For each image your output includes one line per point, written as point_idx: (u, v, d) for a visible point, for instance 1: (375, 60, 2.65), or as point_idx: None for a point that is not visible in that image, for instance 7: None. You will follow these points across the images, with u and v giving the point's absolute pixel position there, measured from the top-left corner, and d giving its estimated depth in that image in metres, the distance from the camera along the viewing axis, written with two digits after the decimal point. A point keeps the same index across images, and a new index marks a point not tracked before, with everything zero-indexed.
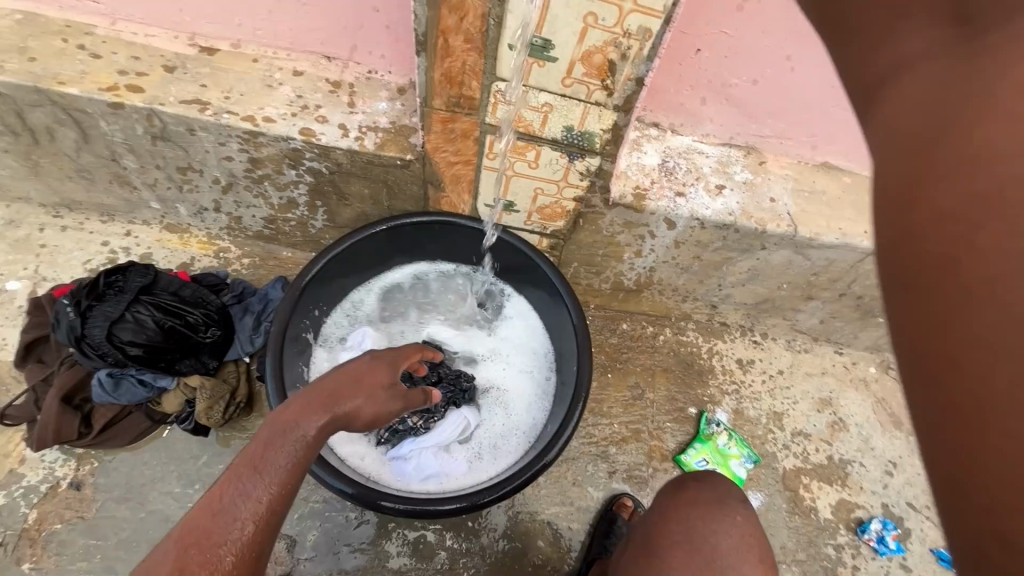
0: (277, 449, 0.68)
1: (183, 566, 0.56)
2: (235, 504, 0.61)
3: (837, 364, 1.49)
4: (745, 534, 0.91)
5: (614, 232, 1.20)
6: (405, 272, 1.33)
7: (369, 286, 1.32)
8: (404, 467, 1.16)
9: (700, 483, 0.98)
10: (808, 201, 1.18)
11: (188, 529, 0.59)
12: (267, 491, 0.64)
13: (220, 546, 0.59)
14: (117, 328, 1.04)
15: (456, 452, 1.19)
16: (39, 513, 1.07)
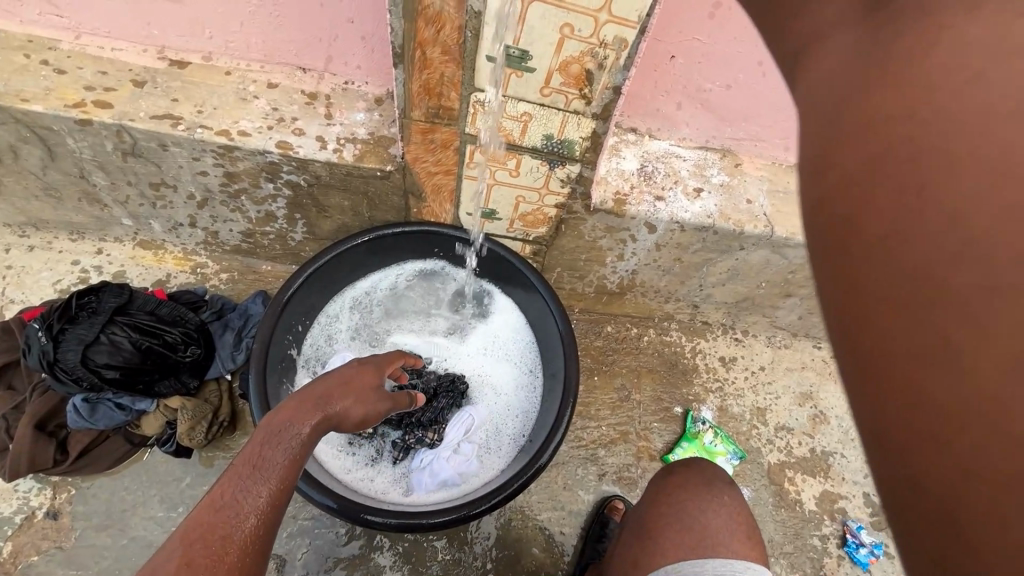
0: (273, 447, 0.66)
1: (189, 560, 0.53)
2: (237, 499, 0.59)
3: (816, 358, 1.53)
4: (734, 513, 0.92)
5: (596, 237, 1.21)
6: (379, 279, 1.31)
7: (346, 301, 1.29)
8: (421, 481, 1.14)
9: (688, 466, 1.00)
10: (784, 201, 1.20)
11: (191, 525, 0.56)
12: (267, 486, 0.62)
13: (226, 539, 0.56)
14: (92, 351, 1.00)
15: (468, 451, 1.17)
16: (14, 546, 1.03)
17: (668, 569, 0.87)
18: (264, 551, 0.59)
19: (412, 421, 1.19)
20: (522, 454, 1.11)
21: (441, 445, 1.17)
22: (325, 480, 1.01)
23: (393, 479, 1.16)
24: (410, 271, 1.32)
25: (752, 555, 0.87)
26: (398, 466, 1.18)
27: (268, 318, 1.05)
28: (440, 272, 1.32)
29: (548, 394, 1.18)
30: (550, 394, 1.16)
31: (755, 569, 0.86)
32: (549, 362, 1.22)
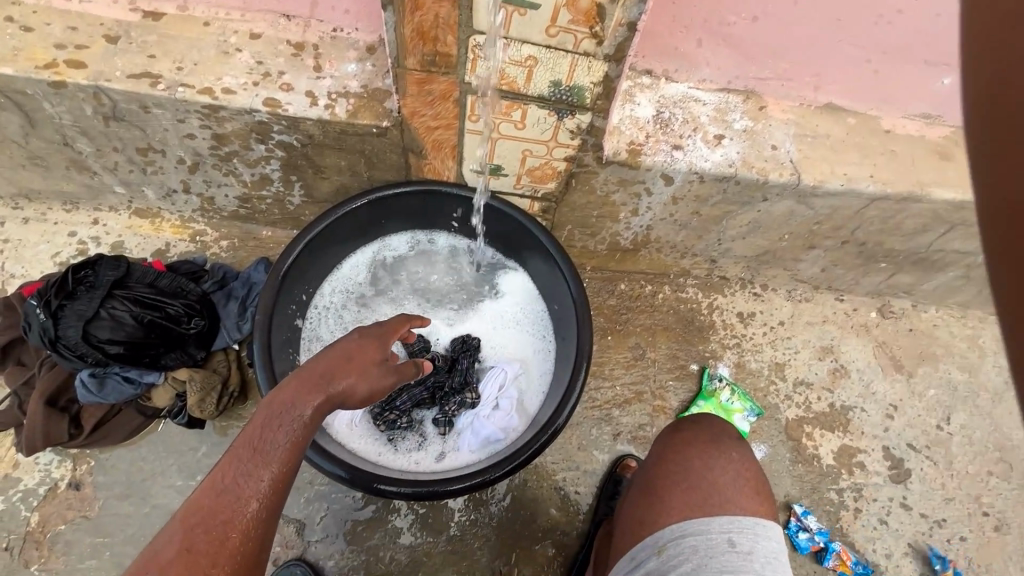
0: (275, 429, 0.64)
1: (189, 547, 0.54)
2: (238, 483, 0.59)
3: (838, 311, 1.47)
4: (743, 469, 0.84)
5: (608, 191, 1.14)
6: (370, 253, 1.27)
7: (339, 280, 1.25)
8: (473, 445, 1.15)
9: (694, 425, 0.93)
10: (812, 146, 1.11)
11: (191, 510, 0.57)
12: (266, 473, 0.61)
13: (226, 526, 0.57)
14: (94, 327, 0.98)
15: (506, 406, 1.16)
16: (41, 516, 1.06)
17: (674, 529, 0.79)
18: (266, 535, 0.59)
19: (442, 391, 1.17)
20: (548, 404, 1.10)
21: (480, 405, 1.17)
22: (340, 453, 1.01)
23: (449, 453, 1.15)
24: (399, 243, 1.27)
25: (762, 510, 0.80)
26: (449, 439, 1.16)
27: (270, 285, 1.01)
28: (431, 238, 1.28)
29: (563, 349, 1.15)
30: (563, 355, 1.15)
31: (765, 525, 0.79)
32: (559, 314, 1.18)
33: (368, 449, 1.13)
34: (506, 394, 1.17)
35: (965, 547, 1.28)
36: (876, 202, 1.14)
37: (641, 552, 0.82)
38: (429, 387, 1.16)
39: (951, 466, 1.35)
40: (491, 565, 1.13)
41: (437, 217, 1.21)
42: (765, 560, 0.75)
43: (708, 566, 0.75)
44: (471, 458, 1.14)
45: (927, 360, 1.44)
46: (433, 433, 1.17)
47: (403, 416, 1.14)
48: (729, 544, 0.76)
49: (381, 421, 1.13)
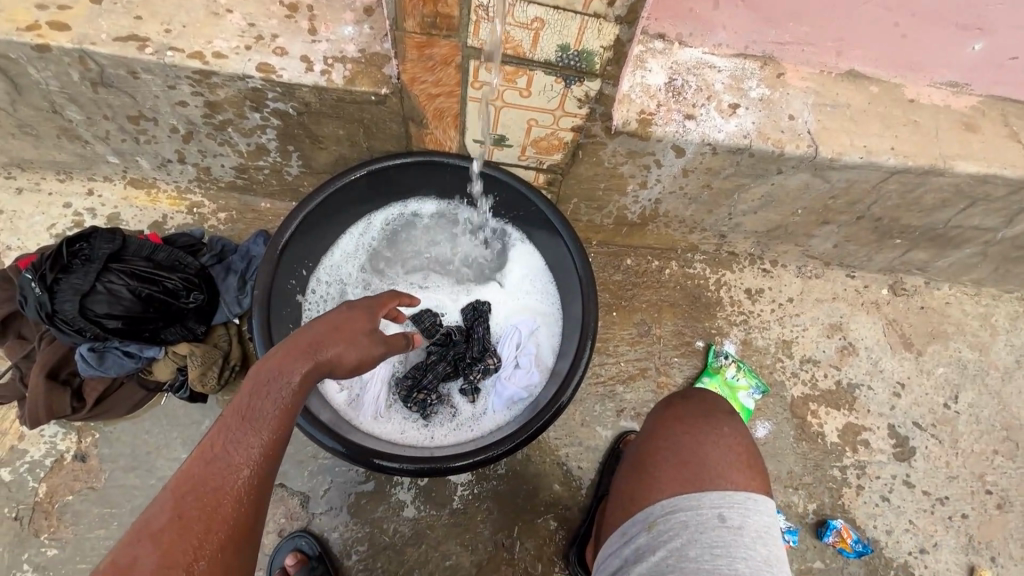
0: (263, 396, 0.62)
1: (182, 514, 0.53)
2: (228, 451, 0.58)
3: (849, 288, 1.44)
4: (734, 444, 0.82)
5: (617, 163, 1.10)
6: (361, 235, 1.24)
7: (335, 261, 1.22)
8: (499, 405, 1.15)
9: (687, 400, 0.91)
10: (831, 116, 1.06)
11: (182, 479, 0.56)
12: (258, 440, 0.60)
13: (219, 493, 0.56)
14: (91, 302, 0.97)
15: (526, 364, 1.15)
16: (49, 487, 1.07)
17: (664, 505, 0.77)
18: (261, 501, 0.59)
19: (463, 360, 1.16)
20: (564, 355, 1.09)
21: (502, 366, 1.17)
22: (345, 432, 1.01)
23: (480, 417, 1.16)
24: (387, 221, 1.25)
25: (754, 484, 0.78)
26: (474, 405, 1.16)
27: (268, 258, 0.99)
28: (419, 212, 1.25)
29: (571, 310, 1.13)
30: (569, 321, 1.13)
31: (757, 500, 0.76)
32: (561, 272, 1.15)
33: (400, 430, 1.13)
34: (526, 353, 1.16)
35: (967, 524, 1.28)
36: (896, 176, 1.09)
37: (632, 527, 0.80)
38: (451, 361, 1.16)
39: (956, 445, 1.34)
40: (494, 538, 1.14)
41: (422, 187, 1.18)
42: (756, 535, 0.73)
43: (698, 541, 0.73)
44: (498, 420, 1.15)
45: (938, 339, 1.42)
46: (463, 402, 1.17)
47: (432, 394, 1.13)
48: (719, 519, 0.74)
49: (411, 403, 1.13)
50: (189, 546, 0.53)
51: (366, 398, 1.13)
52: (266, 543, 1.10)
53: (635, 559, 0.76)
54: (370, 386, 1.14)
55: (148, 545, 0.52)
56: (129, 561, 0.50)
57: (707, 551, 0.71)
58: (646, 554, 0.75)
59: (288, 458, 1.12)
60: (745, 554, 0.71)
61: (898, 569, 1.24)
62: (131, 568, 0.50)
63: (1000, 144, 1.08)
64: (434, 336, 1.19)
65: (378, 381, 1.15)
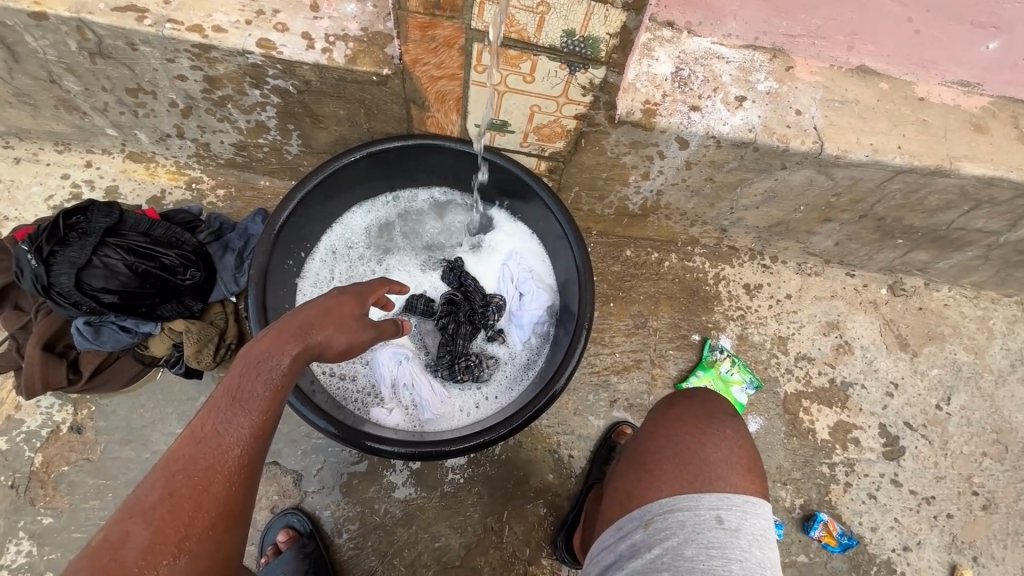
0: (253, 378, 0.62)
1: (173, 491, 0.54)
2: (219, 431, 0.58)
3: (848, 287, 1.44)
4: (735, 447, 0.82)
5: (620, 153, 1.08)
6: (322, 254, 1.19)
7: (314, 275, 1.18)
8: (525, 335, 1.20)
9: (689, 400, 0.92)
10: (839, 112, 1.04)
11: (172, 458, 0.56)
12: (249, 420, 0.60)
13: (209, 471, 0.56)
14: (87, 275, 0.97)
15: (530, 288, 1.18)
16: (45, 456, 1.08)
17: (662, 503, 0.78)
18: (251, 480, 0.59)
19: (476, 313, 1.19)
20: (565, 271, 1.14)
21: (510, 300, 1.21)
22: (388, 433, 1.01)
23: (519, 354, 1.20)
24: (341, 237, 1.22)
25: (753, 488, 0.78)
26: (505, 346, 1.21)
27: (265, 237, 0.98)
28: (388, 210, 1.24)
29: (551, 242, 1.16)
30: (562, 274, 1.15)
31: (754, 503, 0.77)
32: (528, 214, 1.18)
33: (466, 405, 1.15)
34: (524, 281, 1.19)
35: (951, 524, 1.29)
36: (902, 175, 1.07)
37: (629, 523, 0.80)
38: (466, 320, 1.18)
39: (946, 446, 1.35)
40: (483, 521, 1.15)
41: (370, 184, 1.17)
42: (752, 538, 0.74)
43: (694, 541, 0.73)
44: (531, 349, 1.20)
45: (934, 340, 1.42)
46: (502, 348, 1.21)
47: (470, 357, 1.16)
48: (717, 521, 0.74)
49: (460, 375, 1.15)
50: (180, 522, 0.53)
51: (420, 401, 1.12)
52: (258, 518, 1.12)
53: (631, 555, 0.77)
54: (417, 389, 1.12)
55: (140, 522, 0.52)
56: (121, 536, 0.52)
57: (703, 551, 0.72)
58: (641, 550, 0.76)
59: (282, 436, 1.13)
60: (740, 556, 0.72)
61: (881, 565, 1.25)
62: (123, 544, 0.51)
63: (1008, 146, 1.07)
64: (436, 312, 1.19)
65: (418, 378, 1.13)
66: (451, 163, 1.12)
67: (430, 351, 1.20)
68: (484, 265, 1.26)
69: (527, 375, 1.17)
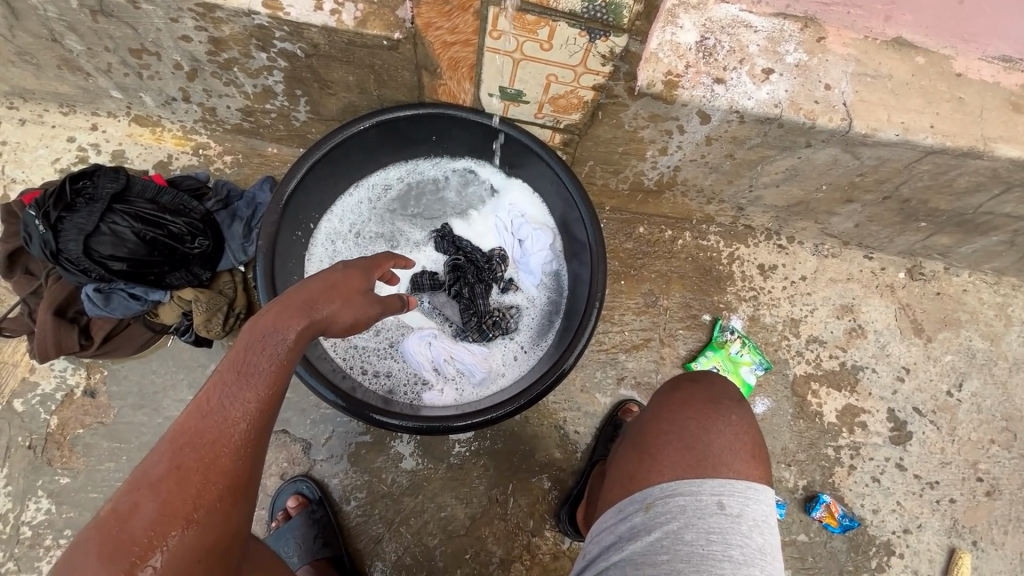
0: (258, 352, 0.62)
1: (179, 464, 0.54)
2: (225, 405, 0.58)
3: (864, 270, 1.41)
4: (739, 432, 0.82)
5: (639, 126, 1.04)
6: (325, 235, 1.17)
7: (320, 255, 1.16)
8: (537, 280, 1.20)
9: (695, 383, 0.91)
10: (870, 87, 0.99)
11: (179, 430, 0.56)
12: (255, 394, 0.59)
13: (215, 444, 0.56)
14: (95, 242, 0.96)
15: (527, 232, 1.18)
16: (60, 419, 1.10)
17: (664, 487, 0.78)
18: (258, 453, 0.59)
19: (483, 271, 1.18)
20: (560, 205, 1.12)
21: (509, 248, 1.21)
22: (448, 411, 1.03)
23: (537, 298, 1.20)
24: (341, 220, 1.19)
25: (756, 474, 0.78)
26: (520, 293, 1.21)
27: (275, 207, 0.97)
28: (389, 185, 1.21)
29: (547, 188, 1.12)
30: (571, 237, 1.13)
31: (758, 489, 0.77)
32: (523, 171, 1.15)
33: (508, 355, 1.16)
34: (519, 227, 1.19)
35: (953, 508, 1.30)
36: (932, 155, 1.03)
37: (629, 505, 0.80)
38: (477, 280, 1.17)
39: (954, 432, 1.34)
40: (488, 493, 1.16)
41: (368, 159, 1.13)
42: (753, 524, 0.74)
43: (694, 526, 0.74)
44: (548, 291, 1.20)
45: (950, 326, 1.39)
46: (518, 297, 1.21)
47: (490, 316, 1.15)
48: (719, 506, 0.75)
49: (490, 331, 1.15)
50: (188, 494, 0.54)
51: (465, 368, 1.13)
52: (268, 484, 1.14)
53: (630, 536, 0.77)
54: (458, 360, 1.13)
55: (147, 494, 0.53)
56: (130, 507, 0.52)
57: (703, 536, 0.72)
58: (641, 533, 0.76)
59: (291, 405, 1.14)
60: (740, 541, 0.72)
61: (880, 546, 1.26)
62: (132, 514, 0.52)
63: None
64: (445, 284, 1.18)
65: (455, 349, 1.14)
66: (450, 130, 1.09)
67: (453, 321, 1.18)
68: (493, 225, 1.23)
69: (542, 333, 1.16)
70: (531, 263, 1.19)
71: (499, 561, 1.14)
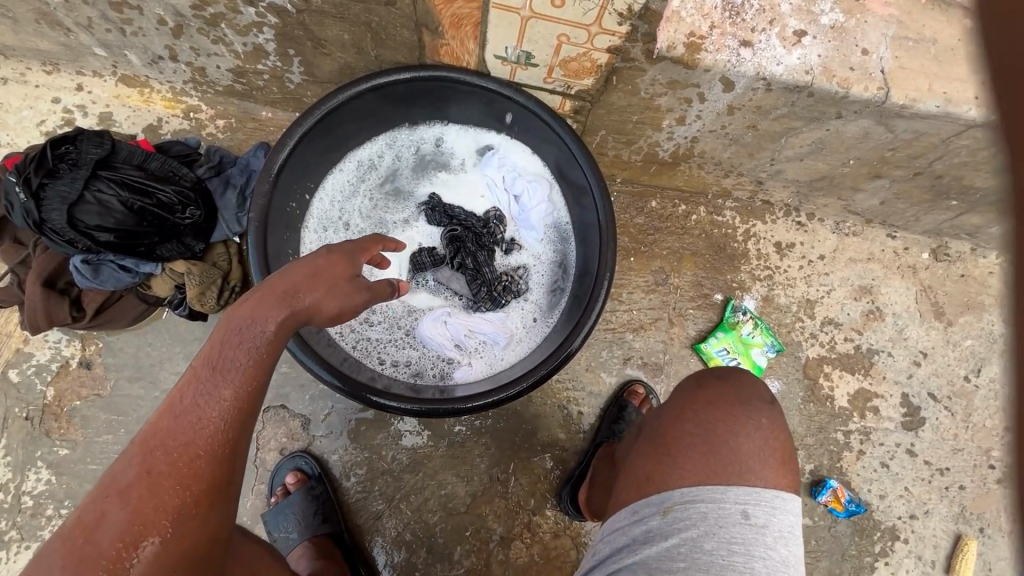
0: (234, 347, 0.58)
1: (149, 469, 0.52)
2: (198, 405, 0.55)
3: (886, 249, 1.35)
4: (769, 438, 0.78)
5: (656, 93, 0.96)
6: (318, 214, 1.11)
7: (314, 236, 1.10)
8: (539, 235, 1.15)
9: (722, 380, 0.85)
10: (911, 53, 0.90)
11: (151, 433, 0.54)
12: (230, 393, 0.56)
13: (188, 447, 0.54)
14: (80, 211, 0.92)
15: (521, 186, 1.14)
16: (56, 391, 1.09)
17: (685, 493, 0.74)
18: (235, 455, 0.57)
19: (482, 235, 1.13)
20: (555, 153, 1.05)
21: (505, 207, 1.16)
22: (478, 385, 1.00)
23: (544, 254, 1.16)
24: (334, 198, 1.12)
25: (784, 483, 0.76)
26: (526, 252, 1.16)
27: (267, 179, 0.91)
28: (380, 159, 1.15)
29: (543, 146, 1.07)
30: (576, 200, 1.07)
31: (783, 499, 0.75)
32: (512, 128, 1.09)
33: (527, 317, 1.13)
34: (512, 182, 1.15)
35: (962, 495, 1.27)
36: (975, 129, 0.95)
37: (645, 507, 0.77)
38: (477, 247, 1.12)
39: (968, 418, 1.31)
40: (489, 472, 1.15)
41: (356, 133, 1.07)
42: (777, 535, 0.72)
43: (715, 535, 0.71)
44: (553, 245, 1.15)
45: (972, 310, 1.34)
46: (519, 259, 1.16)
47: (497, 279, 1.11)
48: (742, 515, 0.72)
49: (501, 296, 1.11)
50: (160, 501, 0.52)
51: (487, 337, 1.11)
52: (267, 459, 1.13)
53: (645, 540, 0.74)
54: (478, 331, 1.10)
55: (117, 501, 0.51)
56: (96, 516, 0.50)
57: (724, 546, 0.70)
58: (657, 537, 0.73)
59: (290, 380, 1.12)
60: (763, 553, 0.70)
61: (885, 531, 1.25)
62: (99, 524, 0.50)
63: None
64: (445, 258, 1.13)
65: (472, 322, 1.11)
66: (436, 96, 1.03)
67: (462, 295, 1.14)
68: (491, 191, 1.17)
69: (548, 305, 1.12)
70: (538, 224, 1.15)
71: (499, 538, 1.13)
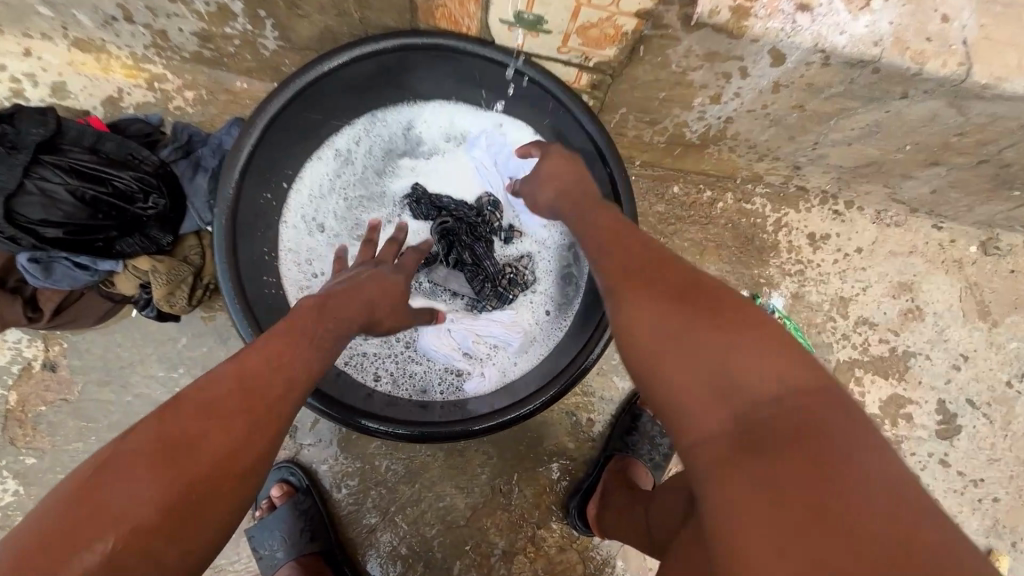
0: (306, 339, 0.65)
1: (183, 420, 0.51)
2: (253, 381, 0.57)
3: (931, 242, 1.22)
4: None
5: (691, 67, 0.82)
6: (293, 218, 0.97)
7: (292, 244, 0.96)
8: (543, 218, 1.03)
9: None
10: (999, 21, 0.75)
11: (199, 390, 0.54)
12: (280, 378, 0.59)
13: (226, 415, 0.53)
14: (21, 203, 0.80)
15: (516, 165, 1.00)
16: (19, 395, 0.99)
17: None
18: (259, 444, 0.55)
19: (477, 224, 1.00)
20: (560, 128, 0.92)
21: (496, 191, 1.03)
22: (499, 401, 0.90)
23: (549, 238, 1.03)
24: (309, 197, 0.98)
25: None
26: (528, 238, 1.04)
27: (232, 173, 0.79)
28: (355, 148, 0.99)
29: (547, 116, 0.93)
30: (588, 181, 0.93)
31: None
32: (507, 101, 0.95)
33: (538, 310, 1.02)
34: (506, 161, 1.01)
35: (995, 508, 1.19)
36: None
37: None
38: (473, 238, 1.00)
39: (1007, 427, 1.21)
40: (491, 483, 1.07)
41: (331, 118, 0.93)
42: None
43: None
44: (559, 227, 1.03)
45: (1021, 309, 1.22)
46: (523, 247, 1.04)
47: (501, 272, 1.00)
48: None
49: (509, 292, 1.00)
50: (181, 457, 0.49)
51: (497, 340, 1.00)
52: None
53: None
54: (487, 335, 0.99)
55: (145, 451, 0.49)
56: (121, 461, 0.48)
57: None
58: None
59: None
60: None
61: None
62: (119, 470, 0.47)
63: None
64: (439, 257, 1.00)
65: (478, 325, 1.00)
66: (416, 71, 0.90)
67: (463, 295, 1.02)
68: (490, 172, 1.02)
69: (556, 296, 1.01)
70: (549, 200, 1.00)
71: (501, 553, 1.06)
